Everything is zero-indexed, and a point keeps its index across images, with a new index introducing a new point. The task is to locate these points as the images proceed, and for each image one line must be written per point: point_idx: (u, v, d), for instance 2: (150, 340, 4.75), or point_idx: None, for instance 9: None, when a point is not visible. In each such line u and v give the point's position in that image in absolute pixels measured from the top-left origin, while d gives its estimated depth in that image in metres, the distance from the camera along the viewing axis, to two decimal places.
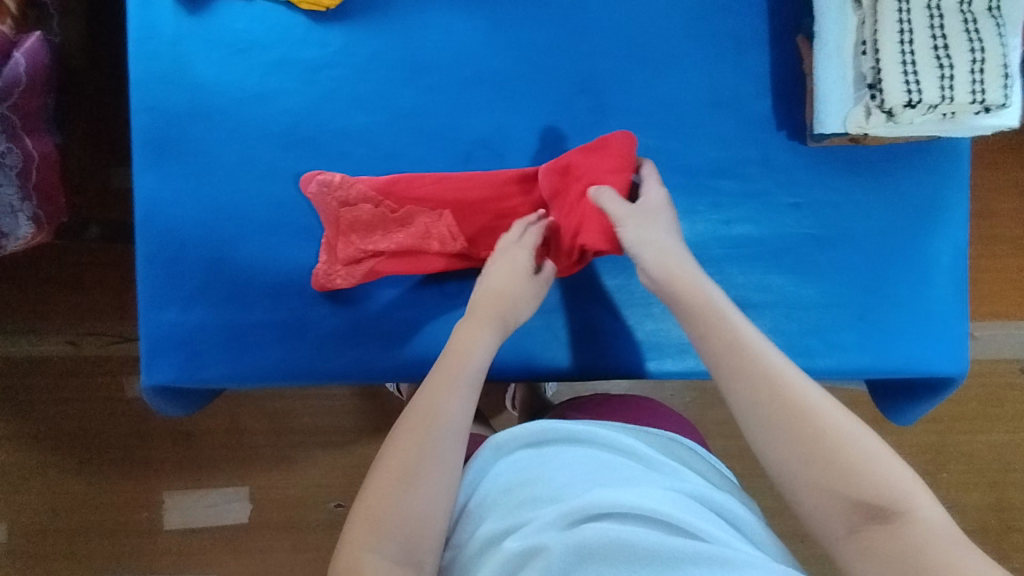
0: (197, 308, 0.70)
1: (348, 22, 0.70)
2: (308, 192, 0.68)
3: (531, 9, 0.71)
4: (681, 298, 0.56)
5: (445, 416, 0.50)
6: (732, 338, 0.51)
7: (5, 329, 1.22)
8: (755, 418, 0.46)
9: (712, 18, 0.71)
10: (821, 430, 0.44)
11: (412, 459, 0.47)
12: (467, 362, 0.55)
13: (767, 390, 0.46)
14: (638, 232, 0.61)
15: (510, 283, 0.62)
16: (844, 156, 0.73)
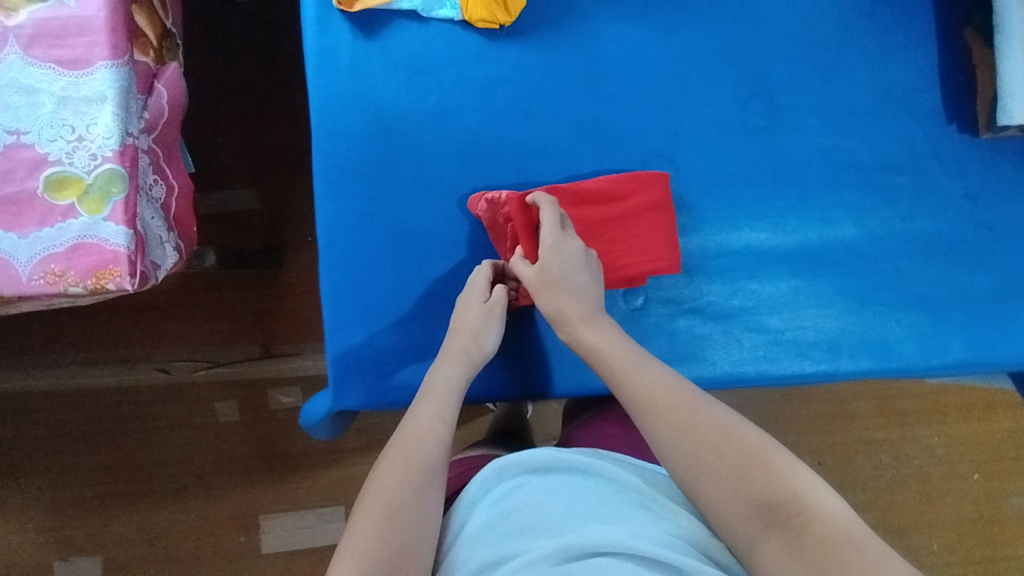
0: (383, 330, 0.70)
1: (524, 38, 0.70)
2: (479, 212, 0.68)
3: (702, 17, 0.72)
4: (593, 343, 0.61)
5: (423, 461, 0.55)
6: (634, 376, 0.57)
7: (94, 359, 1.18)
8: (673, 451, 0.52)
9: (879, 18, 0.73)
10: (723, 448, 0.50)
11: (398, 511, 0.51)
12: (441, 408, 0.59)
13: (671, 419, 0.53)
14: (544, 291, 0.63)
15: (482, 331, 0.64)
16: (1013, 147, 0.74)
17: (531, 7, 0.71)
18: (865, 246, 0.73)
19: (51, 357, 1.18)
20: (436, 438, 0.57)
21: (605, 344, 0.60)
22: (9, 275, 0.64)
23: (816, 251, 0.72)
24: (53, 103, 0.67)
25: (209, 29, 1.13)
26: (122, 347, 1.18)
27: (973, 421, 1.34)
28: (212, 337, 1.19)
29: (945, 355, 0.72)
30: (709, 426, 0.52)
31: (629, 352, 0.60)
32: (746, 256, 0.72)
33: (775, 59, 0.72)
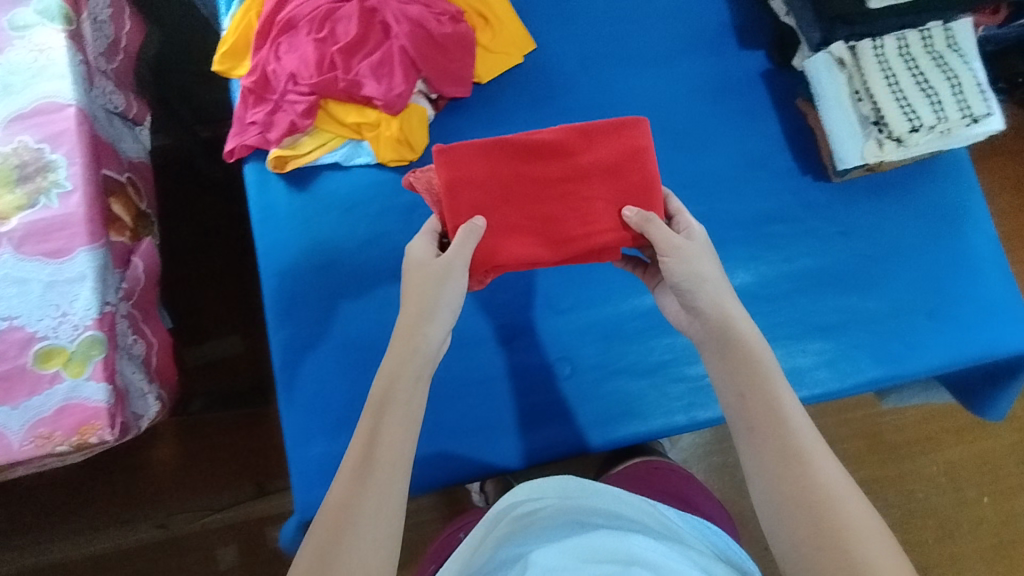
0: (341, 438, 0.77)
1: (431, 168, 0.84)
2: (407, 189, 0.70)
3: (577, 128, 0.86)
4: (738, 369, 0.54)
5: (391, 461, 0.52)
6: (779, 426, 0.50)
7: (94, 526, 1.21)
8: (763, 484, 0.49)
9: (724, 102, 0.87)
10: (808, 498, 0.47)
11: (374, 483, 0.50)
12: (404, 405, 0.55)
13: (781, 465, 0.49)
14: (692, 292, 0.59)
15: (416, 288, 0.61)
16: (866, 184, 0.85)
17: (434, 143, 0.84)
18: (760, 288, 0.82)
19: (50, 533, 1.20)
20: (405, 420, 0.54)
21: (744, 377, 0.54)
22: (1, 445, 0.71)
23: None
24: (41, 288, 0.75)
25: (182, 203, 1.28)
26: (121, 510, 1.21)
27: (966, 443, 1.34)
28: (210, 483, 1.23)
29: (858, 375, 0.79)
30: (831, 518, 0.46)
31: (772, 393, 0.52)
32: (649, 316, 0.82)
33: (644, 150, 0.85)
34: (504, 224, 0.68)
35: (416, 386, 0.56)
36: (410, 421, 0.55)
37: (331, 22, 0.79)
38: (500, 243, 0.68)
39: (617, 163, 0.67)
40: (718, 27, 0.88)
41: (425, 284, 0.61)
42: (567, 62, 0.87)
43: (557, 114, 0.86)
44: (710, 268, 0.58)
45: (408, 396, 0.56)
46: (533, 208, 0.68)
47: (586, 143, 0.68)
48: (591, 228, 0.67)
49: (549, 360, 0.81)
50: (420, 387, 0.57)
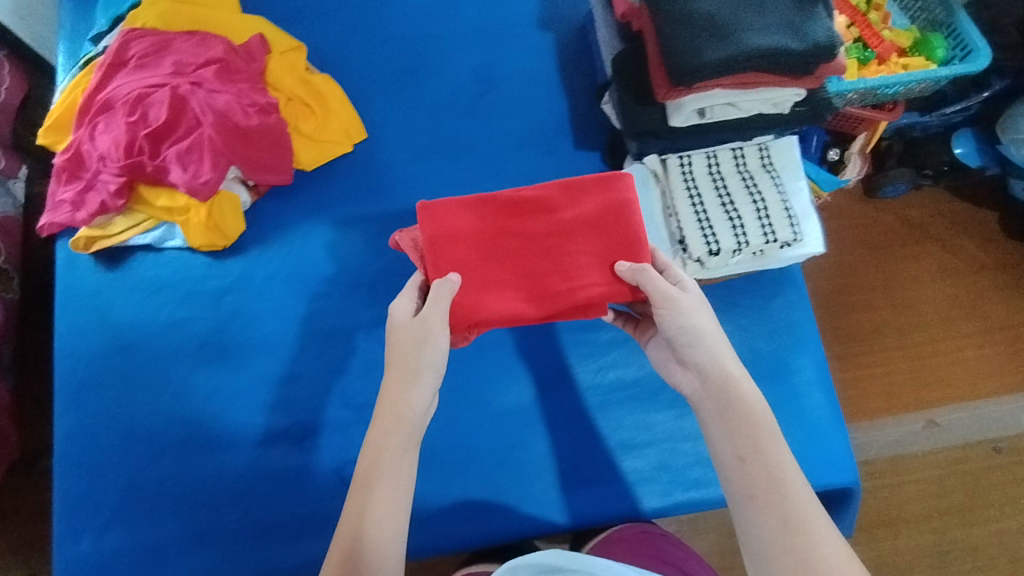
0: (111, 534, 0.74)
1: (244, 253, 0.82)
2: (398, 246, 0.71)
3: (401, 219, 0.85)
4: (731, 428, 0.57)
5: (369, 538, 0.56)
6: (774, 486, 0.53)
7: None
8: (762, 538, 0.52)
9: None
10: (798, 562, 0.50)
11: (356, 558, 0.55)
12: (377, 465, 0.59)
13: (787, 528, 0.51)
14: (685, 352, 0.61)
15: (399, 354, 0.61)
16: None
17: (252, 229, 0.83)
18: (572, 397, 0.81)
19: None
20: (394, 482, 0.58)
21: (739, 435, 0.56)
22: None
23: (518, 414, 0.80)
24: None
25: None
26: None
27: (884, 546, 1.23)
28: (35, 555, 0.98)
29: (667, 498, 0.77)
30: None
31: (768, 452, 0.55)
32: (457, 419, 0.80)
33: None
34: (491, 279, 0.68)
35: (392, 435, 0.59)
36: (402, 492, 0.58)
37: (144, 105, 0.78)
38: (482, 300, 0.68)
39: (601, 216, 0.69)
40: (554, 126, 0.87)
41: (410, 351, 0.61)
42: (396, 154, 0.86)
43: (380, 205, 0.85)
44: (701, 327, 0.59)
45: (390, 461, 0.58)
46: (522, 263, 0.68)
47: (571, 201, 0.70)
48: (580, 284, 0.68)
49: (336, 462, 0.76)
50: (409, 450, 0.60)
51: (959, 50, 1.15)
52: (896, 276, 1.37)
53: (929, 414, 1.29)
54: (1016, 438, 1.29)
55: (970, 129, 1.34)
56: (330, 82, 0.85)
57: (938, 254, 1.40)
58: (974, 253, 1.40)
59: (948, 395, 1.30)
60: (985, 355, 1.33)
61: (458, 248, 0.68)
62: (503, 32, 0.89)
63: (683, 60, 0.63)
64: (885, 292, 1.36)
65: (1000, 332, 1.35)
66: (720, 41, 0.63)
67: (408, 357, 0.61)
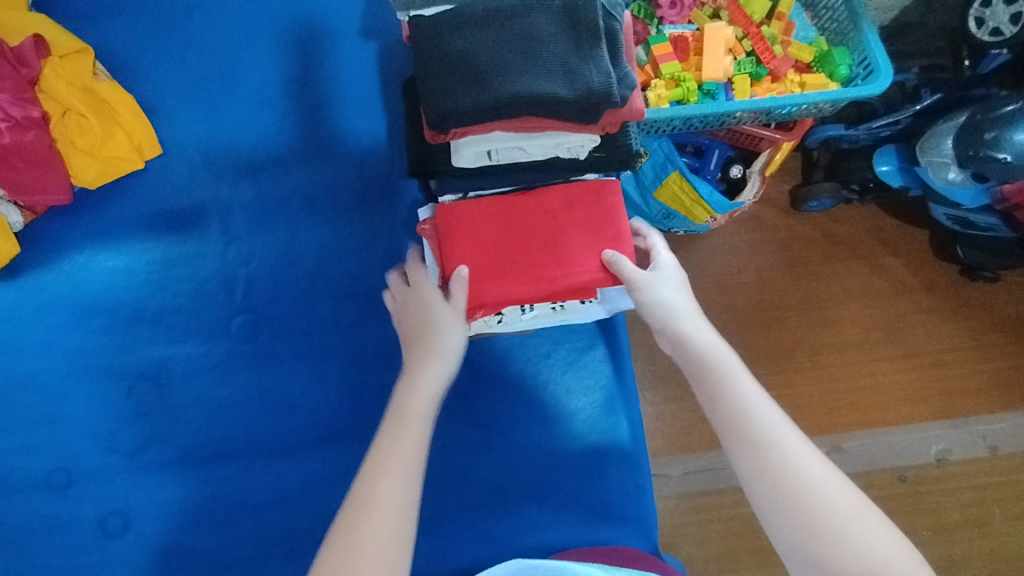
0: None
1: (16, 279, 0.76)
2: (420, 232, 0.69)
3: (194, 245, 0.77)
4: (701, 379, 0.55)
5: (414, 416, 0.55)
6: (744, 420, 0.51)
7: None
8: (756, 477, 0.50)
9: (359, 233, 0.78)
10: (790, 490, 0.48)
11: (397, 437, 0.54)
12: (434, 357, 0.60)
13: (770, 459, 0.49)
14: (652, 313, 0.60)
15: (421, 312, 0.63)
16: (500, 345, 0.77)
17: (27, 252, 0.76)
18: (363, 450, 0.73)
19: None
20: (428, 393, 0.57)
21: (713, 387, 0.54)
22: None
23: (304, 463, 0.73)
24: None
25: None
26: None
27: None
28: None
29: (464, 558, 0.72)
30: (819, 507, 0.47)
31: (741, 390, 0.53)
32: (237, 469, 0.73)
33: (262, 279, 0.77)
34: (487, 269, 0.65)
35: (431, 351, 0.60)
36: (415, 432, 0.54)
37: None
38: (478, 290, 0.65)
39: (590, 212, 0.66)
40: (371, 148, 0.80)
41: (437, 316, 0.62)
42: (194, 171, 0.79)
43: (173, 229, 0.78)
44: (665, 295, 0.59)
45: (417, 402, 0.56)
46: (519, 253, 0.65)
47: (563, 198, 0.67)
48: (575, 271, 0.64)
49: (101, 512, 0.71)
50: (442, 359, 0.60)
51: (862, 68, 1.05)
52: (813, 294, 1.27)
53: (835, 439, 1.21)
54: (923, 467, 1.20)
55: (897, 146, 1.16)
56: (116, 88, 0.77)
57: (861, 270, 1.28)
58: (900, 272, 1.28)
59: (860, 420, 1.21)
60: (898, 382, 1.23)
61: (459, 239, 0.65)
62: (323, 41, 0.82)
63: (435, 107, 0.56)
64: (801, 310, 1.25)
65: (918, 357, 1.24)
66: (476, 86, 0.56)
67: (436, 313, 0.62)
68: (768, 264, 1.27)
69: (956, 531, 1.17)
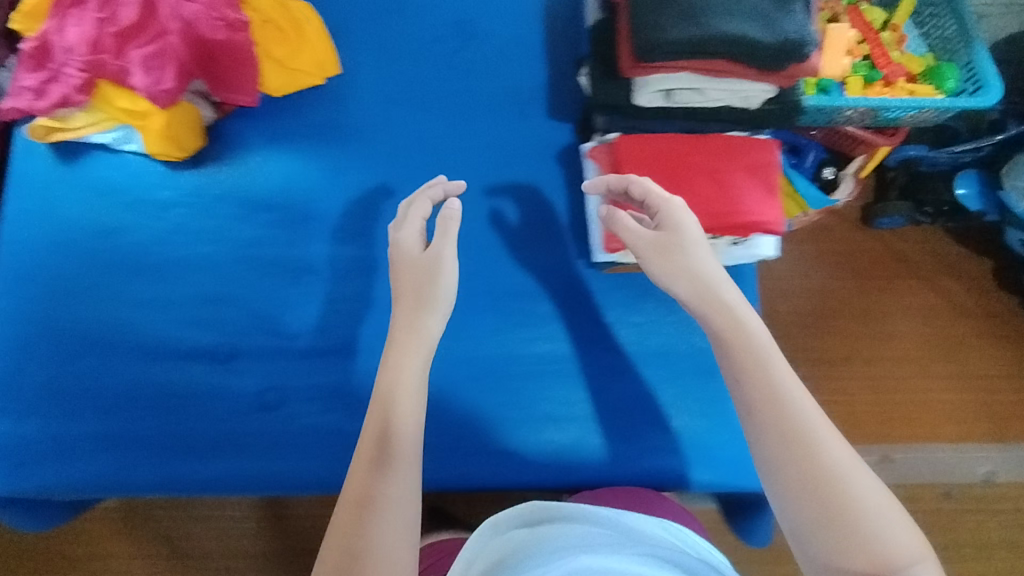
0: (29, 422, 0.76)
1: (199, 169, 0.82)
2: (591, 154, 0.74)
3: (361, 159, 0.84)
4: (738, 359, 0.55)
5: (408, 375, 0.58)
6: (774, 402, 0.52)
7: None
8: (779, 458, 0.51)
9: (515, 167, 0.84)
10: (813, 477, 0.49)
11: (401, 408, 0.56)
12: (425, 319, 0.62)
13: (796, 443, 0.51)
14: (686, 287, 0.59)
15: (404, 267, 0.65)
16: (638, 283, 0.83)
17: (210, 146, 0.83)
18: (503, 361, 0.80)
19: None
20: (419, 355, 0.60)
21: (743, 364, 0.54)
22: None
23: (444, 368, 0.79)
24: None
25: None
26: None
27: None
28: None
29: (580, 473, 0.78)
30: (841, 491, 0.49)
31: (766, 372, 0.54)
32: (381, 368, 0.78)
33: (349, 222, 0.82)
34: None
35: (421, 306, 0.62)
36: (415, 424, 0.56)
37: (115, 4, 0.77)
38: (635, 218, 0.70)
39: (752, 167, 0.71)
40: (530, 92, 0.86)
41: (417, 271, 0.64)
42: (367, 93, 0.85)
43: (343, 142, 0.84)
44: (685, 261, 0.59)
45: (409, 384, 0.57)
46: (680, 192, 0.70)
47: (731, 149, 0.72)
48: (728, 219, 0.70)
49: (258, 388, 0.77)
50: (431, 313, 0.62)
51: (970, 84, 1.10)
52: (877, 310, 1.29)
53: (886, 449, 1.21)
54: (970, 487, 1.22)
55: (977, 171, 1.22)
56: (309, 11, 0.84)
57: (923, 291, 1.31)
58: (960, 294, 1.31)
59: (909, 433, 1.23)
60: (953, 401, 1.25)
61: (631, 168, 0.71)
62: None
63: (647, 36, 0.62)
64: (861, 321, 1.28)
65: (973, 380, 1.27)
66: (687, 21, 0.61)
67: (423, 264, 0.64)
68: (838, 273, 1.30)
69: (997, 553, 1.19)
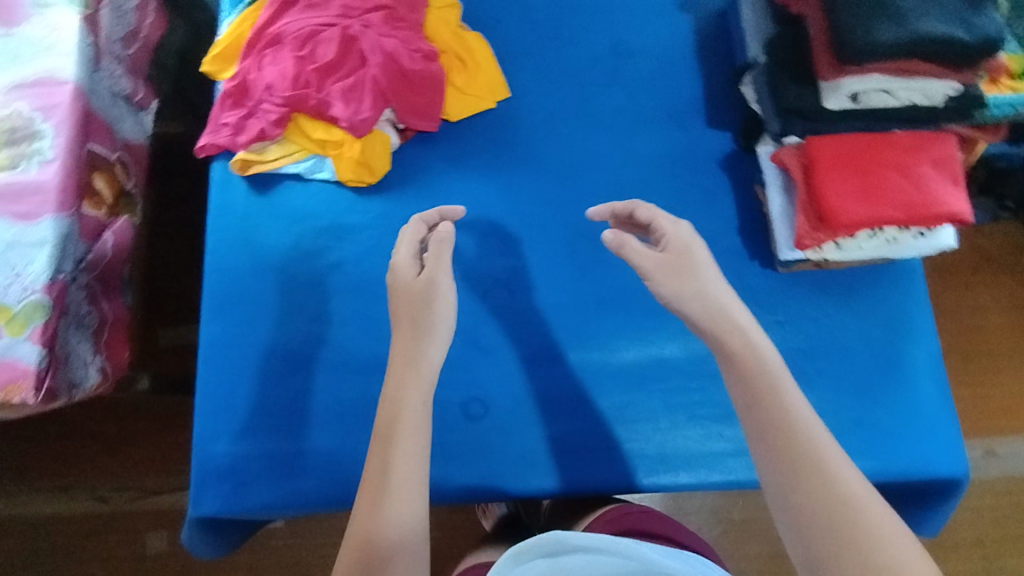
0: (244, 441, 0.78)
1: (385, 193, 0.86)
2: (779, 157, 0.79)
3: (534, 176, 0.88)
4: (751, 383, 0.56)
5: (409, 413, 0.60)
6: (786, 422, 0.54)
7: (73, 482, 1.25)
8: (781, 474, 0.52)
9: (682, 175, 0.88)
10: (823, 493, 0.51)
11: (408, 448, 0.59)
12: (425, 360, 0.64)
13: (802, 462, 0.52)
14: (697, 309, 0.61)
15: (406, 301, 0.67)
16: (813, 279, 0.85)
17: (393, 171, 0.87)
18: (686, 362, 0.82)
19: (30, 478, 1.25)
20: (419, 392, 0.62)
21: (754, 387, 0.56)
22: (21, 370, 0.82)
23: (634, 372, 0.81)
24: (2, 246, 0.86)
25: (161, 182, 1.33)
26: (64, 475, 1.25)
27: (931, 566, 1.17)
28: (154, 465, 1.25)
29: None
30: (845, 506, 0.50)
31: (782, 395, 0.55)
32: (575, 374, 0.81)
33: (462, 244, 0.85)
34: (843, 195, 0.74)
35: (419, 340, 0.65)
36: (417, 456, 0.59)
37: (314, 43, 0.83)
38: (833, 210, 0.74)
39: (937, 163, 0.75)
40: (687, 106, 0.90)
41: (407, 299, 0.67)
42: (535, 113, 0.90)
43: (516, 161, 0.88)
44: (696, 282, 0.62)
45: (411, 431, 0.59)
46: (873, 186, 0.74)
47: (918, 147, 0.75)
48: (922, 211, 0.73)
49: (462, 398, 0.80)
50: (419, 346, 0.65)
51: None
52: (968, 306, 1.29)
53: (991, 443, 1.23)
54: None
55: None
56: (479, 40, 0.89)
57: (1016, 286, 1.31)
58: None
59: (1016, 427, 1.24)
60: None
61: (826, 166, 0.75)
62: (642, 10, 0.93)
63: (855, 42, 0.66)
64: (952, 321, 1.28)
65: None
66: (894, 25, 0.65)
67: (417, 293, 0.67)
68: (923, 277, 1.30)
69: None
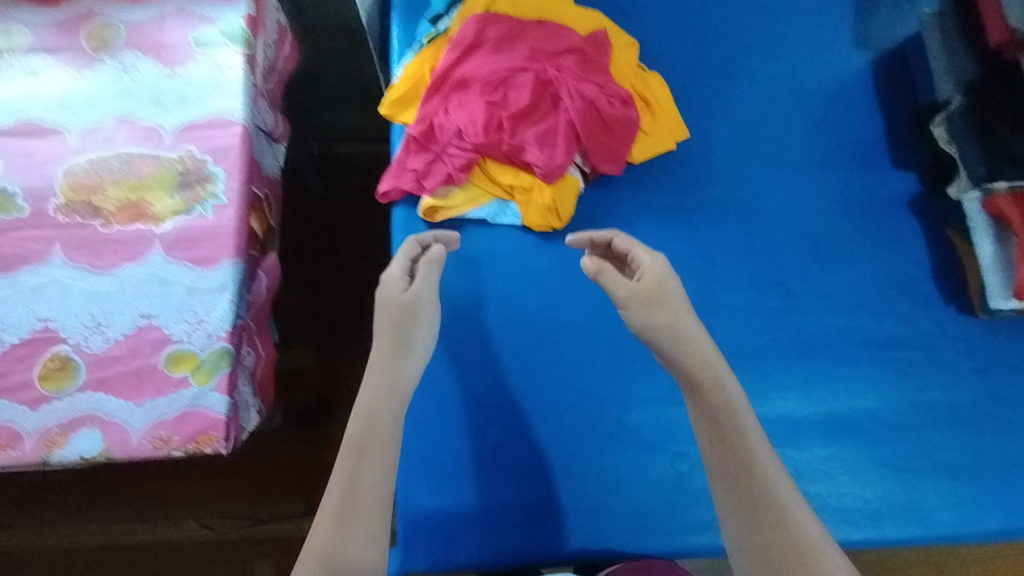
0: (449, 495, 0.76)
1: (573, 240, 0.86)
2: (994, 205, 0.80)
3: (721, 220, 0.87)
4: (704, 397, 0.62)
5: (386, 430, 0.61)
6: (730, 432, 0.60)
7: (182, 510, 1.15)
8: (718, 476, 0.60)
9: (869, 218, 0.88)
10: (745, 490, 0.57)
11: (378, 457, 0.59)
12: (401, 377, 0.65)
13: (736, 465, 0.59)
14: (663, 335, 0.65)
15: (387, 319, 0.68)
16: (1008, 327, 0.85)
17: (579, 217, 0.86)
18: (886, 414, 0.81)
19: (133, 508, 1.14)
20: (390, 406, 0.63)
21: (712, 402, 0.61)
22: (211, 421, 0.73)
23: (834, 420, 0.81)
24: (183, 293, 0.77)
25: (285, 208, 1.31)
26: (171, 503, 1.15)
27: None
28: (268, 493, 1.16)
29: (984, 524, 0.77)
30: (774, 500, 0.57)
31: (729, 409, 0.61)
32: (778, 425, 0.80)
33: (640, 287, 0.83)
34: None
35: (398, 357, 0.66)
36: (384, 467, 0.59)
37: (505, 87, 0.82)
38: None
39: None
40: (866, 148, 0.90)
41: (393, 316, 0.68)
42: (716, 155, 0.89)
43: (701, 204, 0.87)
44: (665, 309, 0.66)
45: (385, 447, 0.60)
46: None
47: None
48: None
49: (667, 450, 0.78)
50: (398, 362, 0.66)
51: None
52: None
53: None
54: None
55: None
56: (659, 79, 0.88)
57: None
58: None
59: None
60: None
61: None
62: (816, 51, 0.93)
63: None
64: None
65: None
66: None
67: (398, 311, 0.68)
68: None
69: None
